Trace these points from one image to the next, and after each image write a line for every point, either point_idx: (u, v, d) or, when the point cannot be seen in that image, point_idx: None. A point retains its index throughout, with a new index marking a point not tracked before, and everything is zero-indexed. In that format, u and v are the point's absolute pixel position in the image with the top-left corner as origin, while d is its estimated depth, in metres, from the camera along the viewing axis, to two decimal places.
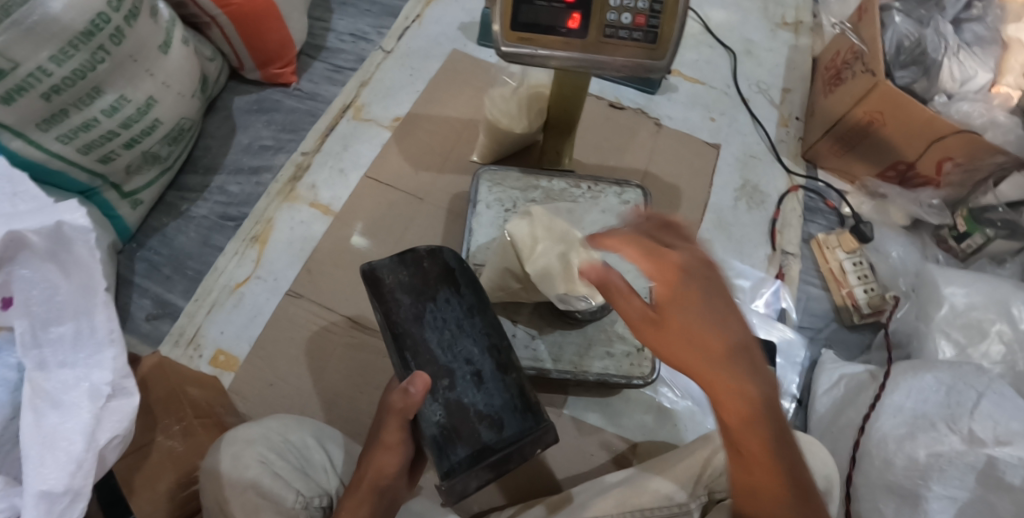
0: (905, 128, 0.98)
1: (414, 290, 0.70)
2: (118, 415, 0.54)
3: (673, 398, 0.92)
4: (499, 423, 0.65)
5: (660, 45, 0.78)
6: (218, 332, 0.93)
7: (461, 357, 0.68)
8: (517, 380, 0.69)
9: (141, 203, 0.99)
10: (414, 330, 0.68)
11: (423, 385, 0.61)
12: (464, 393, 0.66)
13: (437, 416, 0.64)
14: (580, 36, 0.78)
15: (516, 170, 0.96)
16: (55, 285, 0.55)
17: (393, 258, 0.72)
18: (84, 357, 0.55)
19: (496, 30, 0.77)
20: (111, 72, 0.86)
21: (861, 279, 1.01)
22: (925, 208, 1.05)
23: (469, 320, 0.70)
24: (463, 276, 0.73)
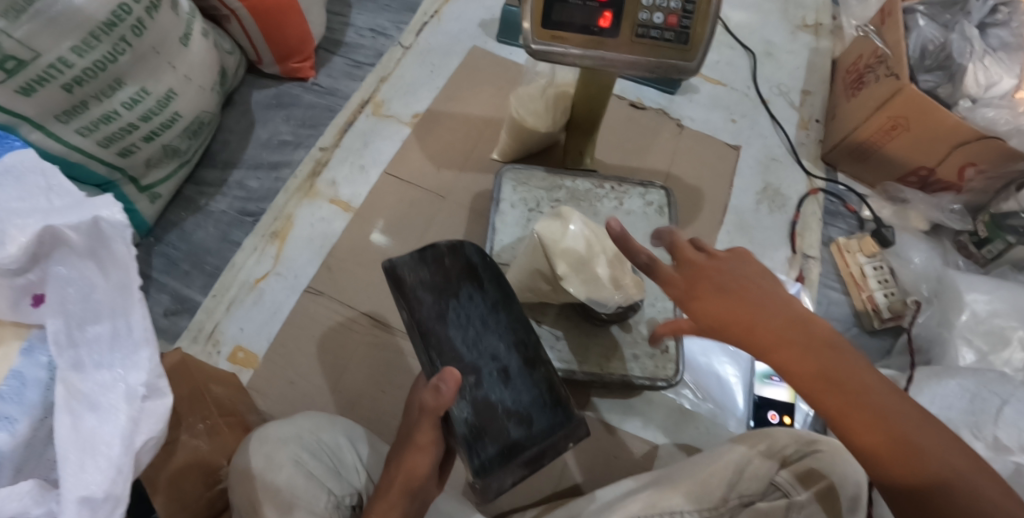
0: (927, 133, 0.98)
1: (435, 288, 0.69)
2: (154, 417, 0.53)
3: (694, 400, 0.91)
4: (528, 420, 0.66)
5: (692, 46, 0.78)
6: (238, 328, 0.92)
7: (487, 355, 0.67)
8: (545, 374, 0.69)
9: (159, 197, 0.98)
10: (438, 328, 0.67)
11: (455, 382, 0.60)
12: (492, 390, 0.66)
13: (466, 414, 0.64)
14: (612, 35, 0.77)
15: (541, 169, 0.95)
16: (90, 282, 0.54)
17: (413, 256, 0.70)
18: (121, 357, 0.54)
19: (527, 28, 0.77)
20: (133, 63, 0.85)
21: (881, 284, 1.01)
22: (947, 213, 1.05)
23: (494, 315, 0.70)
24: (486, 271, 0.72)
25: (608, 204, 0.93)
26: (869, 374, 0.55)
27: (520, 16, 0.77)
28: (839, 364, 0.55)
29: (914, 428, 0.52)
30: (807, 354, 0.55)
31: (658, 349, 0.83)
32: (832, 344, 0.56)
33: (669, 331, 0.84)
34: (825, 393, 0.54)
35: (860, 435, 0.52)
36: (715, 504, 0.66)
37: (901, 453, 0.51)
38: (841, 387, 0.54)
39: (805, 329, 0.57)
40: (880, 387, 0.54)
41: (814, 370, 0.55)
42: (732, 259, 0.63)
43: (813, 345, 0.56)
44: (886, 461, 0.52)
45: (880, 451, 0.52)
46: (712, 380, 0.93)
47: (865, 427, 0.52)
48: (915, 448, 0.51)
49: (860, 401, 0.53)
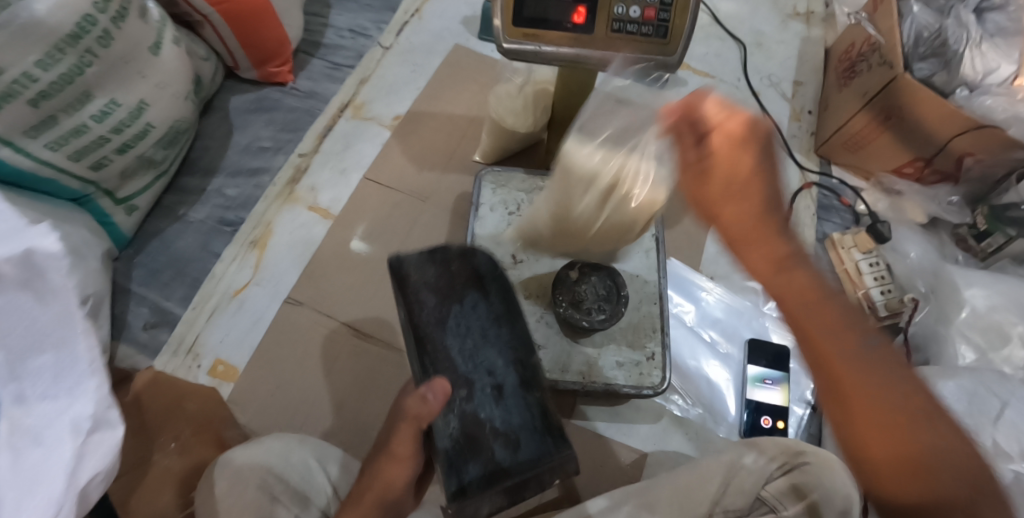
0: (922, 123, 0.95)
1: (439, 292, 0.69)
2: (101, 447, 0.63)
3: (684, 406, 0.89)
4: (515, 443, 0.64)
5: (671, 40, 0.75)
6: (219, 340, 0.91)
7: (483, 368, 0.67)
8: (540, 399, 0.67)
9: (136, 209, 0.96)
10: (436, 334, 0.68)
11: (442, 392, 0.61)
12: (481, 406, 0.65)
13: (450, 429, 0.63)
14: (587, 31, 0.75)
15: (521, 171, 0.93)
16: (72, 324, 0.67)
17: (422, 254, 0.71)
18: (65, 389, 0.64)
19: (498, 25, 0.75)
20: (102, 75, 0.83)
21: (878, 281, 0.96)
22: (944, 206, 1.02)
23: (495, 327, 0.69)
24: (494, 282, 0.72)
25: None
26: (908, 385, 0.53)
27: (492, 13, 0.75)
28: (877, 358, 0.53)
29: (944, 442, 0.52)
30: (830, 330, 0.53)
31: (644, 355, 0.81)
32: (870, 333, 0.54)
33: (656, 337, 0.82)
34: (842, 374, 0.52)
35: (886, 436, 0.52)
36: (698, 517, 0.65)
37: (925, 462, 0.51)
38: (875, 380, 0.52)
39: (845, 310, 0.54)
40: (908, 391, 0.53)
41: (850, 366, 0.52)
42: (774, 159, 0.55)
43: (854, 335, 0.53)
44: (904, 466, 0.52)
45: (900, 455, 0.52)
46: (702, 384, 0.90)
47: (869, 415, 0.52)
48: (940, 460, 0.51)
49: (872, 394, 0.52)
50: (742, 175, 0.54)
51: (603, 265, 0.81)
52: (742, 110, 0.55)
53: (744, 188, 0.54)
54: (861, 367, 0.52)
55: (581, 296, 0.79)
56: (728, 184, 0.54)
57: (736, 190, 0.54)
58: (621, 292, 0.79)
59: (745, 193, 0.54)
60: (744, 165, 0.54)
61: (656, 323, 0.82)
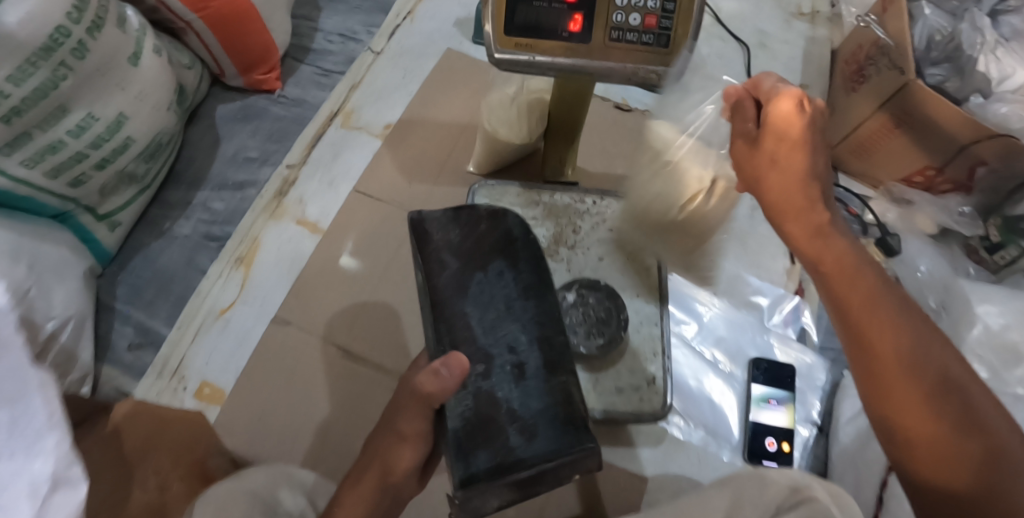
0: (932, 131, 0.92)
1: (464, 255, 0.64)
2: (63, 507, 0.58)
3: (686, 428, 0.86)
4: (532, 432, 0.57)
5: (673, 50, 0.70)
6: (204, 362, 0.88)
7: (503, 343, 0.61)
8: (563, 385, 0.61)
9: (119, 225, 0.93)
10: (455, 300, 0.61)
11: (459, 367, 0.53)
12: (500, 386, 0.59)
13: (464, 408, 0.57)
14: (583, 40, 0.70)
15: (515, 185, 0.89)
16: (24, 377, 0.62)
17: (447, 213, 0.65)
18: (23, 449, 0.59)
19: (489, 34, 0.70)
20: (77, 87, 0.79)
21: None
22: (955, 216, 0.98)
23: (520, 298, 0.63)
24: (524, 248, 0.67)
25: (589, 221, 0.87)
26: (955, 370, 0.53)
27: (482, 20, 0.70)
28: (925, 351, 0.53)
29: (995, 443, 0.50)
30: (876, 303, 0.55)
31: (645, 380, 0.78)
32: (919, 328, 0.54)
33: (657, 360, 0.79)
34: (884, 344, 0.54)
35: (927, 432, 0.52)
36: None
37: (970, 463, 0.50)
38: (920, 373, 0.52)
39: (894, 299, 0.55)
40: (962, 387, 0.52)
41: (890, 337, 0.54)
42: (822, 141, 0.59)
43: (897, 328, 0.54)
44: (947, 464, 0.51)
45: (942, 452, 0.51)
46: (705, 405, 0.87)
47: (914, 389, 0.52)
48: (988, 459, 0.50)
49: (915, 370, 0.52)
50: (795, 139, 0.57)
51: (602, 285, 0.78)
52: (797, 88, 0.59)
53: (794, 154, 0.58)
54: (902, 342, 0.53)
55: (578, 320, 0.76)
56: (783, 149, 0.58)
57: (786, 155, 0.58)
58: (620, 314, 0.77)
59: (794, 158, 0.58)
60: (795, 138, 0.57)
61: (657, 346, 0.80)
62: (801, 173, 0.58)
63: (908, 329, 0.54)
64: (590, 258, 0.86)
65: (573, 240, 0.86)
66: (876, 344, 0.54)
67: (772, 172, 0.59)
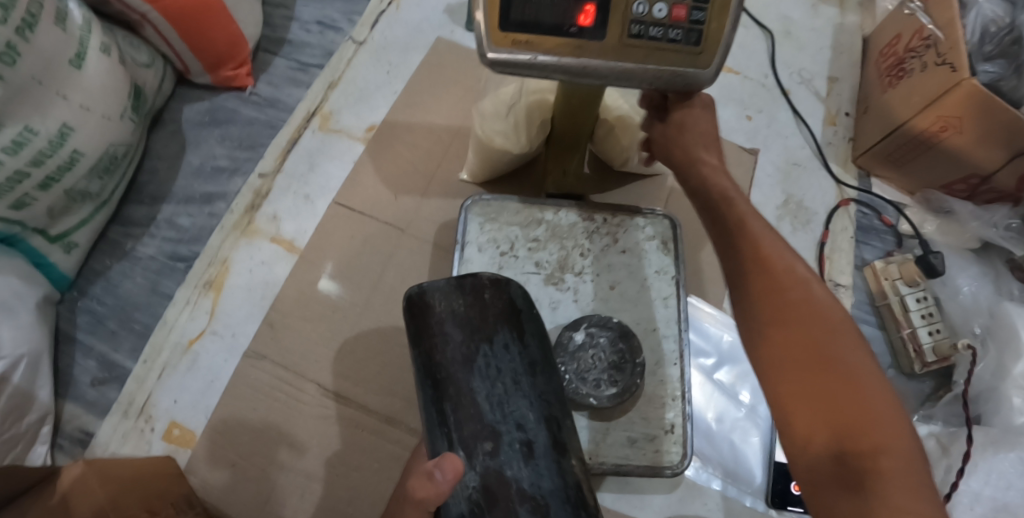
0: (984, 135, 0.81)
1: (468, 325, 0.58)
2: None
3: (704, 470, 0.77)
4: (543, 512, 0.51)
5: (706, 49, 0.57)
6: (172, 400, 0.80)
7: (511, 420, 0.55)
8: (576, 468, 0.55)
9: (75, 246, 0.84)
10: (459, 376, 0.56)
11: (453, 470, 0.47)
12: (508, 464, 0.53)
13: (472, 485, 0.51)
14: (596, 37, 0.56)
15: (514, 200, 0.77)
16: None
17: (449, 282, 0.60)
18: None
19: (480, 32, 0.56)
20: (10, 99, 0.69)
21: (925, 319, 0.85)
22: (1001, 231, 0.88)
23: (528, 375, 0.58)
24: (530, 321, 0.61)
25: (598, 242, 0.76)
26: (853, 341, 0.47)
27: (471, 10, 0.56)
28: (815, 309, 0.48)
29: (874, 404, 0.45)
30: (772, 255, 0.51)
31: (662, 428, 0.68)
32: (815, 281, 0.50)
33: (676, 406, 0.69)
34: (774, 298, 0.49)
35: (806, 386, 0.46)
36: None
37: (843, 424, 0.44)
38: (809, 323, 0.48)
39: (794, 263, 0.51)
40: (846, 340, 0.47)
41: (784, 291, 0.49)
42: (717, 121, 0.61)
43: (795, 274, 0.50)
44: (821, 424, 0.45)
45: (820, 410, 0.45)
46: (724, 446, 0.79)
47: (802, 346, 0.47)
48: (864, 420, 0.44)
49: (807, 330, 0.48)
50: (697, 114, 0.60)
51: (615, 324, 0.69)
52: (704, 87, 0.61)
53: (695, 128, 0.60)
54: (798, 301, 0.49)
55: (587, 366, 0.67)
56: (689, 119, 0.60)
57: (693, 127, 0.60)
58: (636, 358, 0.67)
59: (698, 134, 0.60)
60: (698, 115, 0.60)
61: (676, 389, 0.70)
62: (701, 144, 0.60)
63: (804, 293, 0.49)
64: (600, 286, 0.74)
65: (579, 266, 0.75)
66: (761, 300, 0.50)
67: (687, 148, 0.60)
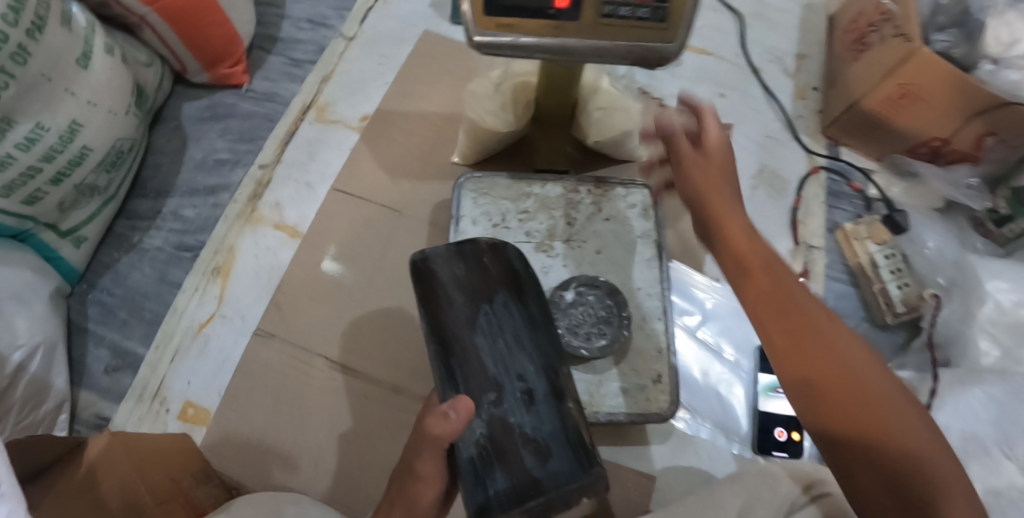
0: (941, 100, 0.88)
1: (470, 290, 0.63)
2: None
3: (692, 423, 0.82)
4: (546, 452, 0.57)
5: (671, 25, 0.61)
6: (185, 382, 0.83)
7: (512, 372, 0.60)
8: (572, 411, 0.60)
9: (84, 240, 0.87)
10: (464, 335, 0.61)
11: (465, 409, 0.52)
12: (511, 411, 0.59)
13: (478, 433, 0.57)
14: (572, 19, 0.61)
15: (504, 176, 0.82)
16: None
17: (450, 249, 0.64)
18: None
19: (467, 17, 0.61)
20: (20, 97, 0.73)
21: (894, 275, 0.89)
22: (963, 189, 0.94)
23: (528, 331, 0.62)
24: (529, 282, 0.65)
25: (584, 211, 0.81)
26: (896, 395, 0.48)
27: None
28: (857, 370, 0.48)
29: (930, 464, 0.46)
30: (805, 312, 0.50)
31: (650, 379, 0.73)
32: (852, 339, 0.50)
33: (662, 357, 0.73)
34: (813, 359, 0.49)
35: (861, 454, 0.47)
36: None
37: (903, 488, 0.46)
38: (852, 387, 0.48)
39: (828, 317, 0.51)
40: (892, 397, 0.48)
41: (824, 354, 0.49)
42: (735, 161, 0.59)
43: (830, 335, 0.49)
44: (881, 488, 0.47)
45: (878, 475, 0.47)
46: (712, 399, 0.84)
47: (852, 408, 0.47)
48: (923, 481, 0.46)
49: (854, 391, 0.48)
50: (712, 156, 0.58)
51: (602, 283, 0.74)
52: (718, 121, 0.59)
53: (717, 170, 0.57)
54: (837, 360, 0.49)
55: (578, 320, 0.72)
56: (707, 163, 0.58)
57: (710, 171, 0.57)
58: (623, 312, 0.72)
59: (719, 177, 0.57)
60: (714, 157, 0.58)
61: (663, 342, 0.74)
62: (723, 186, 0.57)
63: (843, 347, 0.49)
64: (587, 252, 0.79)
65: (567, 233, 0.80)
66: (800, 363, 0.49)
67: (717, 195, 0.56)
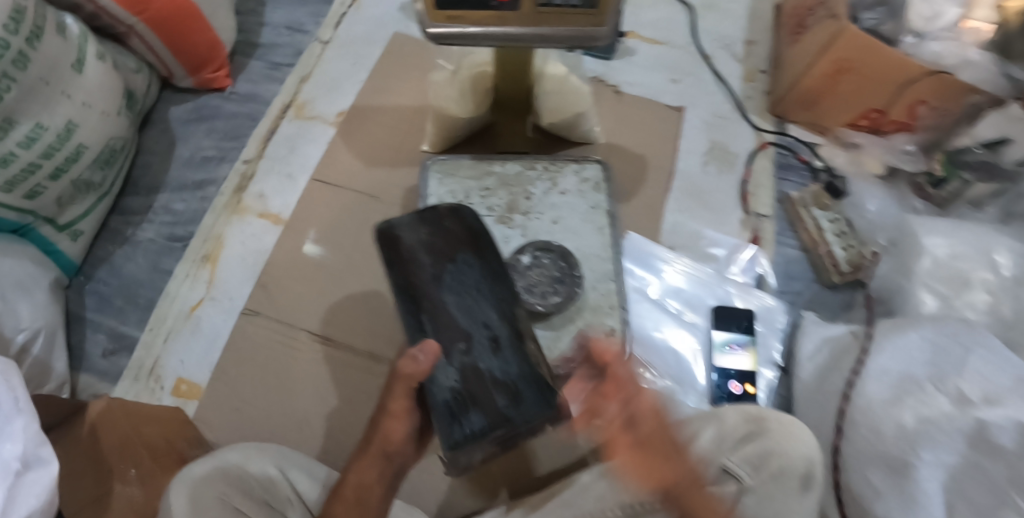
0: (872, 75, 0.94)
1: (433, 251, 0.68)
2: (34, 482, 0.56)
3: (651, 379, 0.88)
4: (515, 392, 0.63)
5: (601, 10, 0.68)
6: (179, 360, 0.89)
7: (479, 322, 0.66)
8: (532, 353, 0.66)
9: (81, 234, 0.93)
10: (432, 292, 0.66)
11: (432, 350, 0.61)
12: (480, 358, 0.64)
13: (452, 381, 0.63)
14: (513, 8, 0.68)
15: (468, 157, 0.89)
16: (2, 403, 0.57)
17: (413, 216, 0.69)
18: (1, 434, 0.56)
19: (420, 11, 0.69)
20: (21, 99, 0.79)
21: (839, 237, 0.96)
22: (901, 154, 1.02)
23: (490, 284, 0.68)
24: (488, 241, 0.71)
25: (541, 186, 0.87)
26: None
27: None
28: None
29: None
30: None
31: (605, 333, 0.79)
32: None
33: (615, 313, 0.79)
34: None
35: None
36: None
37: None
38: None
39: None
40: None
41: None
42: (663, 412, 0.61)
43: None
44: None
45: None
46: (668, 357, 0.90)
47: None
48: None
49: None
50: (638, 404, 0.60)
51: (556, 247, 0.80)
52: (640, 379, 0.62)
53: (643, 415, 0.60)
54: None
55: (534, 280, 0.78)
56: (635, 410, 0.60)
57: (640, 419, 0.60)
58: (575, 272, 0.79)
59: (644, 419, 0.60)
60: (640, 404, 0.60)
61: (615, 300, 0.80)
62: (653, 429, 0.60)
63: None
64: (545, 222, 0.85)
65: (526, 207, 0.86)
66: None
67: (648, 440, 0.60)
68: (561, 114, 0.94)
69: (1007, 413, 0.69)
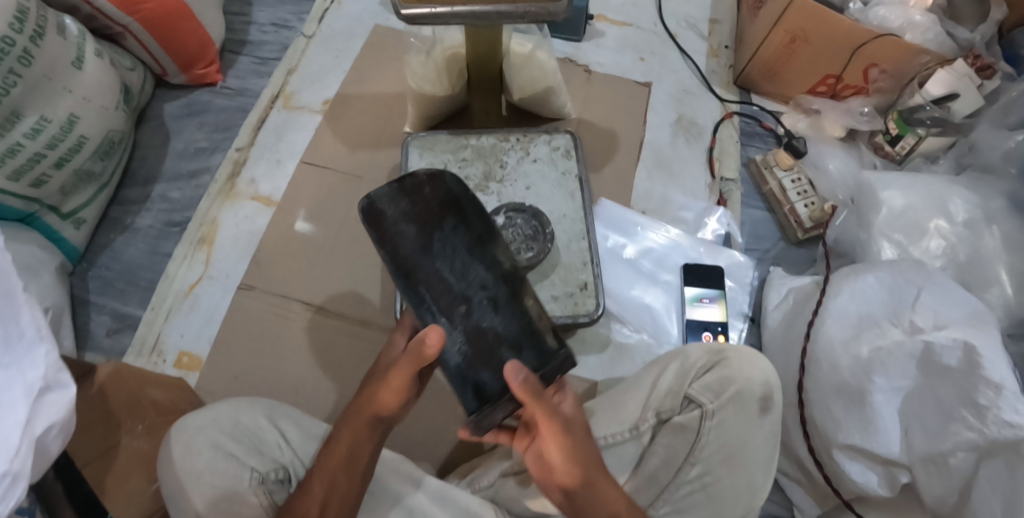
0: (827, 40, 0.99)
1: (417, 220, 0.63)
2: (54, 405, 0.59)
3: (627, 332, 0.94)
4: (519, 346, 0.62)
5: None
6: (179, 335, 0.94)
7: (476, 284, 0.62)
8: (531, 307, 0.63)
9: (84, 222, 0.99)
10: (423, 262, 0.62)
11: (437, 337, 0.57)
12: (482, 318, 0.61)
13: (459, 346, 0.61)
14: None
15: (445, 133, 0.94)
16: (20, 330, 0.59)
17: (390, 187, 0.63)
18: (21, 358, 0.58)
19: None
20: (26, 94, 0.85)
21: (801, 195, 1.01)
22: (857, 116, 1.06)
23: (480, 247, 0.63)
24: (470, 202, 0.66)
25: (514, 156, 0.92)
26: None
27: None
28: None
29: None
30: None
31: (578, 286, 0.85)
32: None
33: (588, 268, 0.85)
34: None
35: None
36: (633, 424, 0.71)
37: None
38: None
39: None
40: None
41: None
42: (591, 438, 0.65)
43: None
44: None
45: None
46: (643, 312, 0.95)
47: None
48: None
49: None
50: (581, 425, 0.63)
51: (528, 208, 0.87)
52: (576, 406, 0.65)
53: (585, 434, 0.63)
54: None
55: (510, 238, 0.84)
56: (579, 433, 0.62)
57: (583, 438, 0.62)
58: (546, 229, 0.85)
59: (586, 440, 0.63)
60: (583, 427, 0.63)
61: (586, 256, 0.86)
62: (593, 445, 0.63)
63: None
64: (519, 189, 0.90)
65: (501, 175, 0.91)
66: None
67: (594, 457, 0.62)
68: (530, 90, 1.00)
69: (951, 334, 0.75)
